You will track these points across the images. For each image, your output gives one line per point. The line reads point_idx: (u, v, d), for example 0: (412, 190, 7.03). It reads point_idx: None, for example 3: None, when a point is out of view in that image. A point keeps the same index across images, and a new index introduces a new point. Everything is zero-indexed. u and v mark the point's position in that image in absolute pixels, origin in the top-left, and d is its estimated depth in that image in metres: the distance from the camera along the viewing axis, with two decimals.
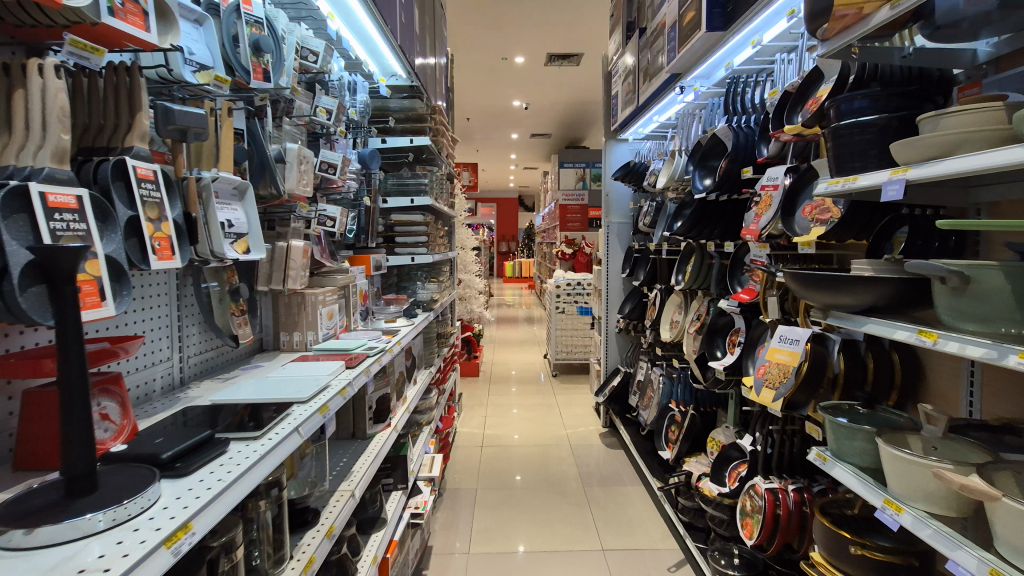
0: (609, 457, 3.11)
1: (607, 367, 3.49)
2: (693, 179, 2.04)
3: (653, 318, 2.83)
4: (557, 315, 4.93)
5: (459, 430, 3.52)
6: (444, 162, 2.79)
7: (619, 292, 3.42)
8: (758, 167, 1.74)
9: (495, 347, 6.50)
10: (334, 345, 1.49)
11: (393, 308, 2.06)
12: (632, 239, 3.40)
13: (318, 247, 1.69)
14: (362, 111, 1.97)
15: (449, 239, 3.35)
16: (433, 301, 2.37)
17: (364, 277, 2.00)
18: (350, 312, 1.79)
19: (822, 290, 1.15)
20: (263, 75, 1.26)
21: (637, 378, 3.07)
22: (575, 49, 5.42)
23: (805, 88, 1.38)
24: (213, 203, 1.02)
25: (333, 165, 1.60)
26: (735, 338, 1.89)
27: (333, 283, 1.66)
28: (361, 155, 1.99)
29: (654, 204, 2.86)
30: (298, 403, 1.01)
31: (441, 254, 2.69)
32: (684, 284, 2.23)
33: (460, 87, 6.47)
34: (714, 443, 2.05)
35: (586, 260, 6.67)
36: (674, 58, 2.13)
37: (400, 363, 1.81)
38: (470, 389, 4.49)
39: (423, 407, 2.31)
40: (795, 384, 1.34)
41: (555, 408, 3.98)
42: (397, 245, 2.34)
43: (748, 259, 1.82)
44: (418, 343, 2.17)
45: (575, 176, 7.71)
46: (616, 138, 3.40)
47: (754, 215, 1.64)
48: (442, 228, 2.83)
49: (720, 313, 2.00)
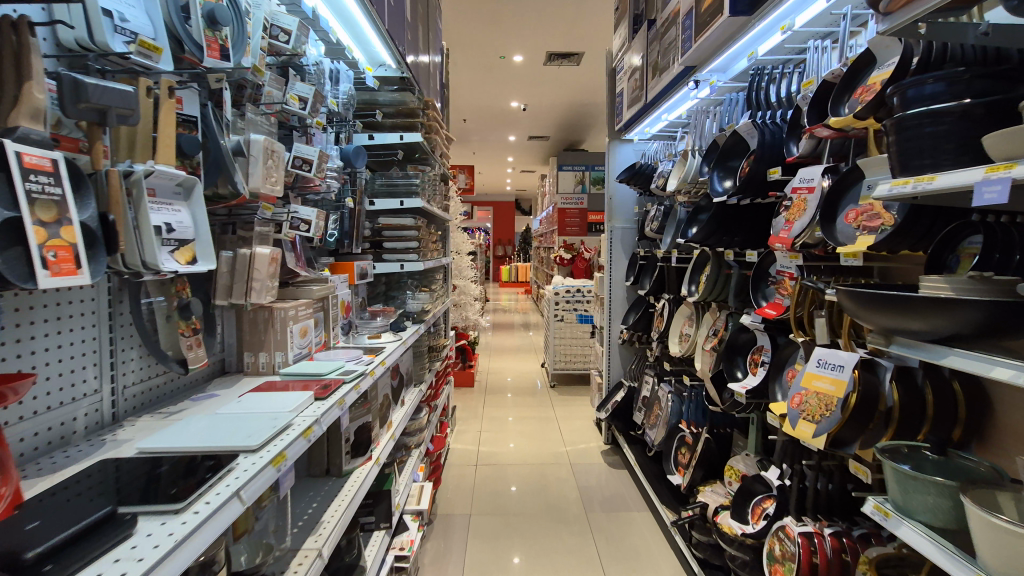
0: (612, 478, 2.91)
1: (609, 380, 3.30)
2: (711, 181, 1.84)
3: (661, 330, 2.64)
4: (555, 323, 4.74)
5: (452, 447, 3.32)
6: (437, 162, 2.60)
7: (622, 301, 3.23)
8: (788, 167, 1.55)
9: (490, 355, 6.29)
10: (307, 366, 1.30)
11: (379, 321, 1.87)
12: (636, 244, 3.22)
13: (292, 254, 1.49)
14: (346, 103, 1.78)
15: (443, 244, 3.16)
16: (424, 312, 2.18)
17: (347, 287, 1.80)
18: (328, 326, 1.60)
19: (885, 312, 0.96)
20: (221, 52, 1.06)
21: (642, 394, 2.88)
22: (576, 47, 5.24)
23: (854, 76, 1.19)
24: (145, 203, 0.83)
25: (308, 161, 1.40)
26: (758, 358, 1.70)
27: (308, 296, 1.47)
28: (345, 151, 1.80)
29: (662, 208, 2.68)
30: (248, 452, 0.81)
31: (434, 261, 2.50)
32: (698, 296, 2.04)
33: (456, 86, 6.28)
34: (733, 472, 1.87)
35: (585, 266, 6.49)
36: (689, 49, 1.95)
37: (385, 385, 1.61)
38: (465, 401, 4.29)
39: (411, 428, 2.11)
40: (841, 419, 1.16)
41: (554, 422, 3.78)
42: (385, 252, 2.15)
43: (775, 270, 1.63)
44: (407, 360, 1.98)
45: (574, 179, 7.53)
46: (620, 138, 3.22)
47: (784, 221, 1.47)
48: (435, 233, 2.64)
49: (740, 329, 1.81)
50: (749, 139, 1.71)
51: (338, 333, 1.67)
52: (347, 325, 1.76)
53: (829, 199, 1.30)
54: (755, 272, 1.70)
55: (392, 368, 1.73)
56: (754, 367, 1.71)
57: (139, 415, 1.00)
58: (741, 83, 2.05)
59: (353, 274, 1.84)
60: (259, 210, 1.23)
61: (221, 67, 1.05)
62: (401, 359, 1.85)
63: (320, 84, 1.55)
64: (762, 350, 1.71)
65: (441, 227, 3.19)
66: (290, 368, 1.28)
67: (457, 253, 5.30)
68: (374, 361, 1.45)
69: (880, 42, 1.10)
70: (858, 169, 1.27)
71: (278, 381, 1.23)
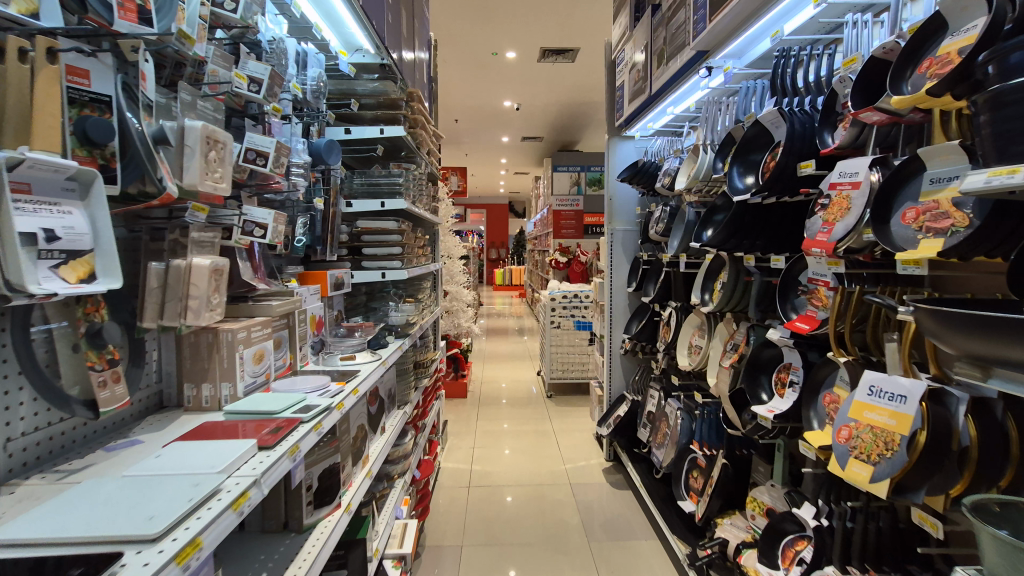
0: (616, 500, 2.70)
1: (611, 393, 3.09)
2: (729, 176, 1.64)
3: (668, 342, 2.44)
4: (551, 330, 4.52)
5: (443, 466, 3.10)
6: (424, 159, 2.38)
7: (624, 309, 3.03)
8: (823, 160, 1.35)
9: (484, 362, 6.06)
10: (260, 399, 1.08)
11: (355, 338, 1.64)
12: (638, 248, 3.01)
13: (247, 264, 1.28)
14: (315, 90, 1.56)
15: (432, 249, 2.94)
16: (408, 326, 1.96)
17: (318, 300, 1.59)
18: (287, 348, 1.37)
19: (981, 338, 0.76)
20: (139, 15, 0.84)
21: (647, 409, 2.68)
22: (572, 43, 5.03)
23: (919, 45, 0.99)
24: (8, 202, 0.61)
25: (263, 154, 1.18)
26: (787, 378, 1.50)
27: (266, 313, 1.25)
28: (316, 147, 1.59)
29: (669, 208, 2.47)
30: (142, 544, 0.58)
31: (420, 268, 2.28)
32: (713, 306, 1.84)
33: (446, 85, 6.06)
34: (755, 505, 1.66)
35: (582, 270, 6.28)
36: (701, 30, 1.74)
37: (360, 414, 1.40)
38: (457, 413, 4.06)
39: (394, 456, 1.89)
40: (906, 461, 0.95)
41: (552, 437, 3.56)
42: (363, 258, 1.93)
43: (807, 279, 1.43)
44: (388, 381, 1.76)
45: (569, 180, 7.33)
46: (620, 135, 3.02)
47: (821, 222, 1.27)
48: (421, 237, 2.42)
49: (765, 344, 1.61)
50: (773, 130, 1.52)
51: (301, 355, 1.44)
52: (316, 343, 1.55)
53: (882, 194, 1.10)
54: (782, 280, 1.50)
55: (368, 393, 1.51)
56: (782, 389, 1.51)
57: (28, 476, 0.78)
58: (759, 70, 1.85)
59: (326, 286, 1.63)
60: (192, 212, 1.01)
61: (139, 33, 0.83)
62: (380, 380, 1.63)
63: (281, 66, 1.33)
64: (791, 368, 1.51)
65: (430, 230, 2.97)
66: (238, 402, 1.05)
67: (448, 257, 5.07)
68: (344, 389, 1.23)
69: (956, 2, 0.90)
70: (918, 158, 1.07)
71: (220, 421, 1.00)
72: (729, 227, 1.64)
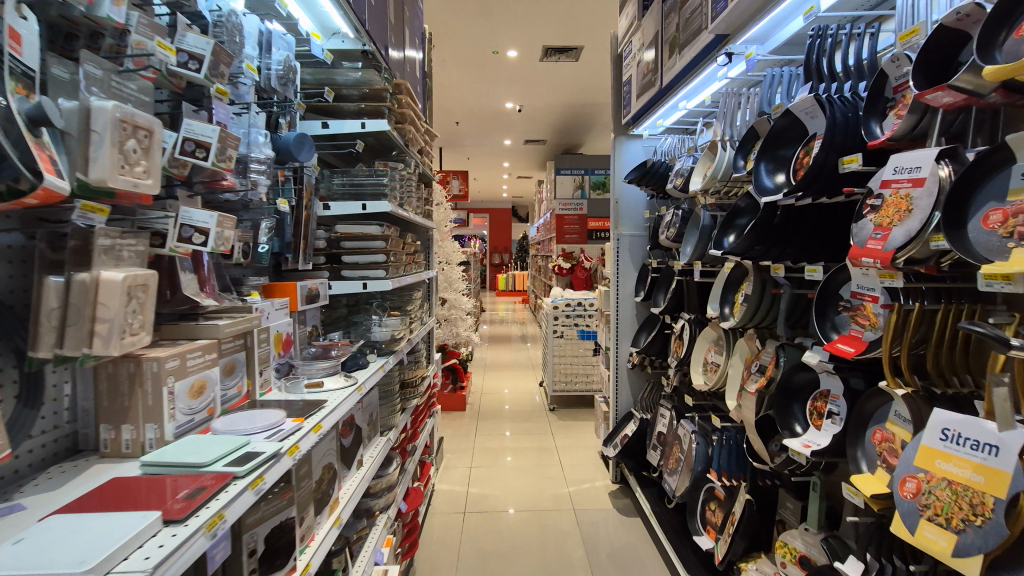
0: (624, 529, 2.48)
1: (618, 410, 2.88)
2: (755, 175, 1.43)
3: (681, 357, 2.23)
4: (554, 339, 4.31)
5: (438, 488, 2.89)
6: (415, 158, 2.19)
7: (631, 319, 2.82)
8: (870, 154, 1.15)
9: (485, 372, 5.85)
10: (193, 444, 0.88)
11: (328, 359, 1.44)
12: (647, 254, 2.81)
13: (191, 277, 1.09)
14: (281, 76, 1.38)
15: (426, 257, 2.75)
16: (393, 342, 1.76)
17: (285, 315, 1.39)
18: (242, 374, 1.17)
19: None
20: None
21: (657, 429, 2.47)
22: (575, 41, 4.84)
23: (1012, 7, 0.81)
24: None
25: (205, 146, 0.99)
26: (824, 408, 1.30)
27: (212, 335, 1.05)
28: (283, 141, 1.42)
29: (680, 212, 2.27)
30: None
31: (410, 276, 2.09)
32: (735, 321, 1.63)
33: (446, 85, 5.89)
34: (784, 550, 1.45)
35: (586, 276, 6.07)
36: (721, 10, 1.55)
37: (328, 451, 1.19)
38: (454, 429, 3.85)
39: (376, 489, 1.69)
40: (1005, 532, 0.75)
41: (554, 456, 3.34)
42: (343, 267, 1.73)
43: (850, 294, 1.24)
44: (368, 406, 1.55)
45: (572, 184, 7.13)
46: (628, 133, 2.82)
47: (872, 227, 1.07)
48: (412, 242, 2.23)
49: (797, 367, 1.40)
50: (807, 121, 1.33)
51: (261, 381, 1.24)
52: (280, 365, 1.35)
53: (955, 194, 0.90)
54: (818, 294, 1.30)
55: (339, 425, 1.31)
56: (818, 420, 1.31)
57: None
58: (785, 56, 1.65)
59: (295, 300, 1.44)
60: (78, 211, 0.77)
61: None
62: (356, 407, 1.43)
63: (234, 44, 1.15)
64: (828, 397, 1.30)
65: (424, 236, 2.77)
66: (164, 449, 0.86)
67: (446, 263, 4.87)
68: (302, 426, 1.04)
69: None
70: (1006, 147, 0.86)
71: (136, 476, 0.80)
72: (755, 233, 1.44)
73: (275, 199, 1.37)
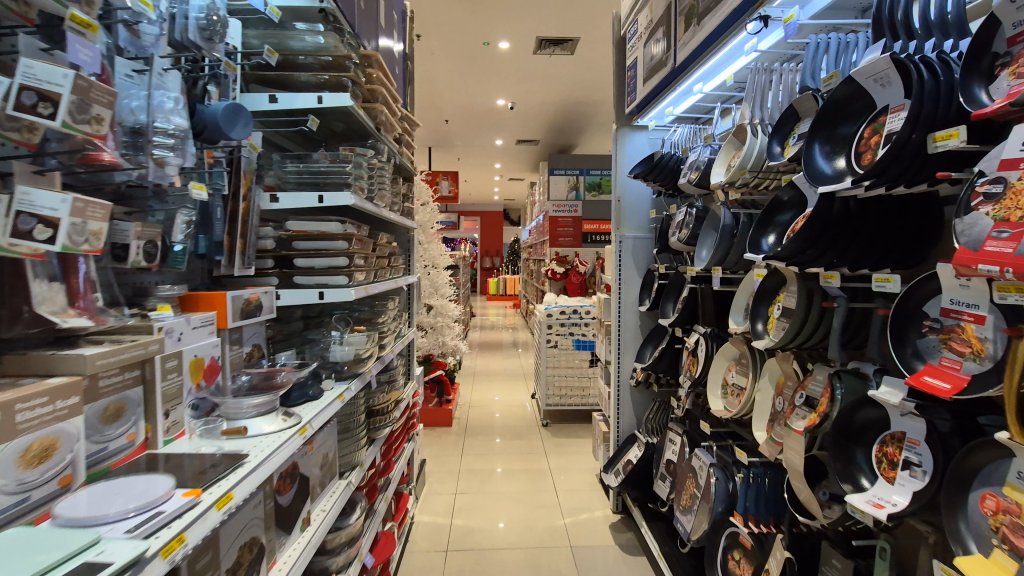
0: (628, 569, 2.18)
1: (619, 433, 2.59)
2: (809, 160, 1.15)
3: (695, 378, 1.95)
4: (547, 350, 4.01)
5: (417, 520, 2.57)
6: (390, 146, 1.89)
7: (635, 331, 2.53)
8: (975, 129, 0.87)
9: (474, 382, 5.53)
10: (3, 549, 0.57)
11: (267, 390, 1.14)
12: (652, 258, 2.52)
13: (52, 288, 0.78)
14: (204, 28, 1.08)
15: (405, 261, 2.45)
16: (357, 363, 1.46)
17: (210, 334, 1.09)
18: (135, 416, 0.87)
19: None
20: None
21: (666, 457, 2.18)
22: (571, 32, 4.55)
23: None
24: None
25: (55, 100, 0.67)
26: (899, 457, 1.03)
27: (73, 368, 0.74)
28: (209, 114, 1.12)
29: (695, 210, 2.00)
30: None
31: (383, 284, 1.78)
32: (771, 340, 1.34)
33: (435, 79, 5.57)
34: None
35: (581, 282, 5.77)
36: None
37: (249, 523, 0.89)
38: (440, 448, 3.53)
39: (332, 546, 1.37)
40: None
41: (548, 480, 3.04)
42: (296, 273, 1.43)
43: (940, 312, 0.95)
44: (321, 446, 1.25)
45: (566, 185, 6.84)
46: (631, 124, 2.54)
47: (991, 222, 0.79)
48: (387, 243, 1.92)
49: (860, 403, 1.12)
50: (877, 92, 1.05)
51: (165, 425, 0.94)
52: (198, 400, 1.04)
53: None
54: (894, 312, 1.02)
55: (274, 480, 1.01)
56: (890, 471, 1.04)
57: None
58: (828, 21, 1.38)
59: (225, 314, 1.13)
60: None
61: None
62: (301, 452, 1.13)
63: None
64: (903, 442, 1.03)
65: (404, 237, 2.47)
66: None
67: (432, 267, 4.56)
68: (200, 501, 0.74)
69: None
70: None
71: None
72: (811, 233, 1.15)
73: (187, 182, 1.02)
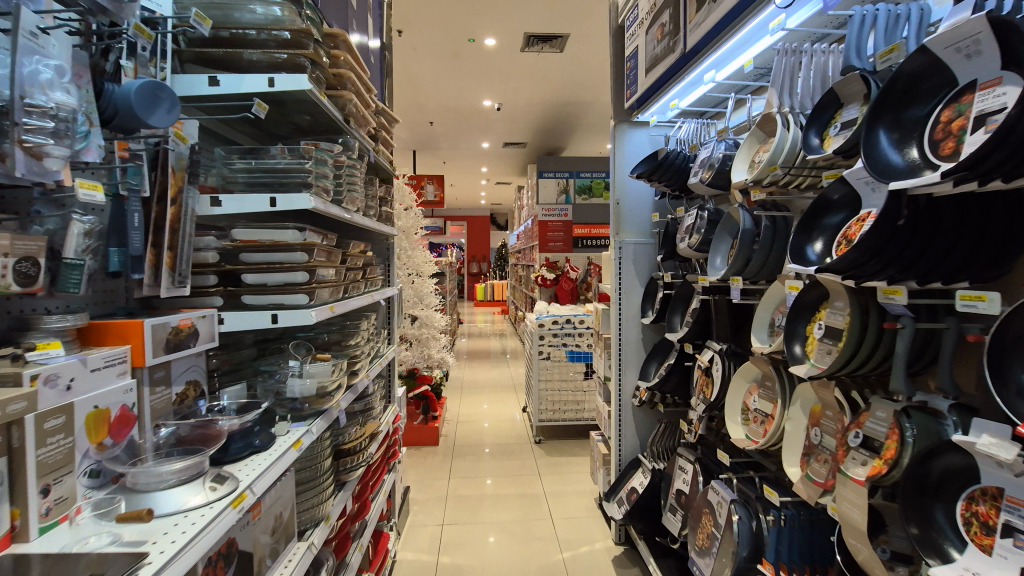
0: None
1: (621, 457, 2.37)
2: (873, 153, 0.92)
3: (710, 401, 1.74)
4: (539, 362, 3.77)
5: (400, 559, 2.32)
6: (364, 143, 1.66)
7: (637, 346, 2.32)
8: None
9: (461, 395, 5.28)
10: None
11: (197, 445, 0.90)
12: (655, 266, 2.31)
13: None
14: None
15: (383, 271, 2.21)
16: (321, 398, 1.22)
17: (119, 376, 0.84)
18: None
19: None
20: None
21: (676, 486, 1.96)
22: (560, 28, 4.34)
23: None
24: None
25: None
26: (996, 520, 0.79)
27: None
28: (119, 93, 0.88)
29: (707, 213, 1.80)
30: None
31: (356, 300, 1.55)
32: (816, 367, 1.14)
33: (418, 78, 5.33)
34: None
35: (572, 288, 5.43)
36: None
37: None
38: (425, 471, 3.29)
39: None
40: None
41: (543, 506, 2.81)
42: (245, 291, 1.19)
43: None
44: (272, 506, 1.01)
45: (556, 188, 6.64)
46: (630, 120, 2.33)
47: None
48: (360, 253, 1.69)
49: (935, 449, 0.90)
50: (958, 64, 0.83)
51: (43, 506, 0.68)
52: (98, 465, 0.79)
53: None
54: (992, 338, 0.81)
55: (197, 568, 0.76)
56: (984, 537, 0.81)
57: None
58: None
59: (142, 350, 0.89)
60: None
61: None
62: (241, 522, 0.89)
63: None
64: (999, 499, 0.80)
65: (381, 245, 2.23)
66: None
67: (416, 275, 4.31)
68: None
69: None
70: None
71: None
72: (876, 242, 0.93)
73: (73, 177, 0.77)
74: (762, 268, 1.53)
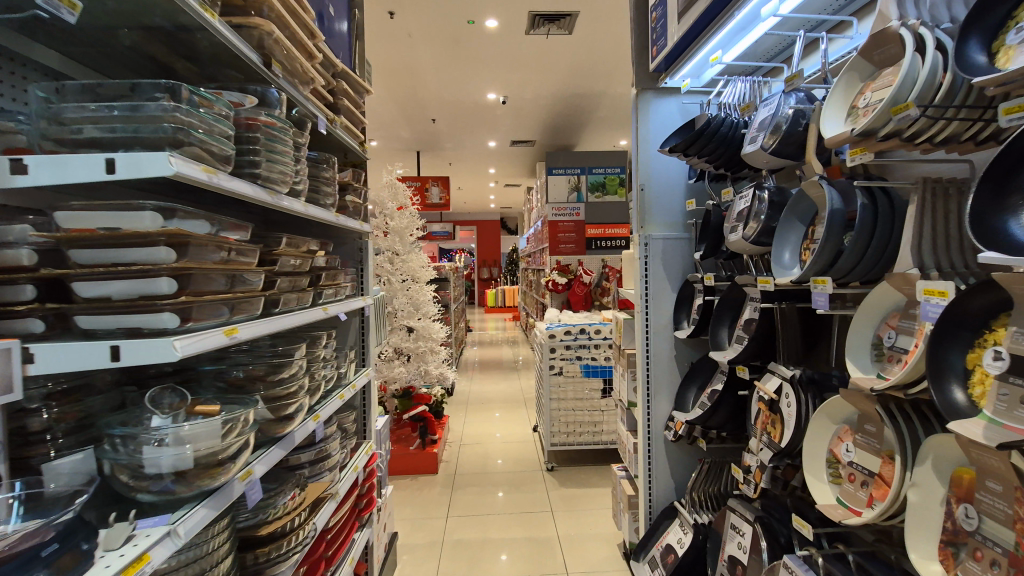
0: None
1: (652, 503, 1.91)
2: None
3: (779, 447, 1.28)
4: (551, 378, 3.31)
5: None
6: (304, 104, 1.25)
7: (670, 366, 1.87)
8: None
9: (467, 411, 4.85)
10: None
11: None
12: (690, 266, 1.87)
13: None
14: None
15: (354, 276, 1.79)
16: (212, 471, 0.81)
17: None
18: None
19: None
20: None
21: (726, 552, 1.50)
22: (568, 5, 3.88)
23: None
24: None
25: None
26: None
27: None
28: None
29: (768, 193, 1.36)
30: None
31: (294, 317, 1.13)
32: (1002, 419, 0.68)
33: (415, 66, 4.91)
34: None
35: (586, 293, 4.97)
36: None
37: None
38: (421, 507, 2.84)
39: None
40: None
41: (557, 554, 2.36)
42: (79, 312, 0.76)
43: None
44: None
45: (567, 185, 6.18)
46: (657, 86, 1.88)
47: None
48: (306, 254, 1.27)
49: None
50: None
51: None
52: None
53: None
54: None
55: None
56: None
57: None
58: None
59: None
60: None
61: None
62: None
63: None
64: None
65: (352, 245, 1.81)
66: None
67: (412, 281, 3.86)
68: None
69: None
70: None
71: None
72: None
73: None
74: (856, 264, 1.07)
